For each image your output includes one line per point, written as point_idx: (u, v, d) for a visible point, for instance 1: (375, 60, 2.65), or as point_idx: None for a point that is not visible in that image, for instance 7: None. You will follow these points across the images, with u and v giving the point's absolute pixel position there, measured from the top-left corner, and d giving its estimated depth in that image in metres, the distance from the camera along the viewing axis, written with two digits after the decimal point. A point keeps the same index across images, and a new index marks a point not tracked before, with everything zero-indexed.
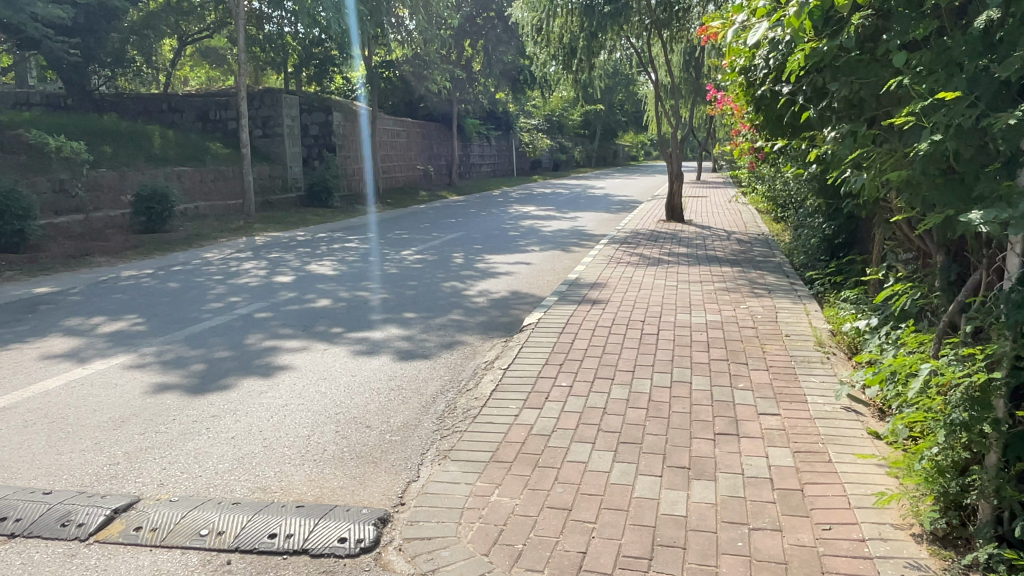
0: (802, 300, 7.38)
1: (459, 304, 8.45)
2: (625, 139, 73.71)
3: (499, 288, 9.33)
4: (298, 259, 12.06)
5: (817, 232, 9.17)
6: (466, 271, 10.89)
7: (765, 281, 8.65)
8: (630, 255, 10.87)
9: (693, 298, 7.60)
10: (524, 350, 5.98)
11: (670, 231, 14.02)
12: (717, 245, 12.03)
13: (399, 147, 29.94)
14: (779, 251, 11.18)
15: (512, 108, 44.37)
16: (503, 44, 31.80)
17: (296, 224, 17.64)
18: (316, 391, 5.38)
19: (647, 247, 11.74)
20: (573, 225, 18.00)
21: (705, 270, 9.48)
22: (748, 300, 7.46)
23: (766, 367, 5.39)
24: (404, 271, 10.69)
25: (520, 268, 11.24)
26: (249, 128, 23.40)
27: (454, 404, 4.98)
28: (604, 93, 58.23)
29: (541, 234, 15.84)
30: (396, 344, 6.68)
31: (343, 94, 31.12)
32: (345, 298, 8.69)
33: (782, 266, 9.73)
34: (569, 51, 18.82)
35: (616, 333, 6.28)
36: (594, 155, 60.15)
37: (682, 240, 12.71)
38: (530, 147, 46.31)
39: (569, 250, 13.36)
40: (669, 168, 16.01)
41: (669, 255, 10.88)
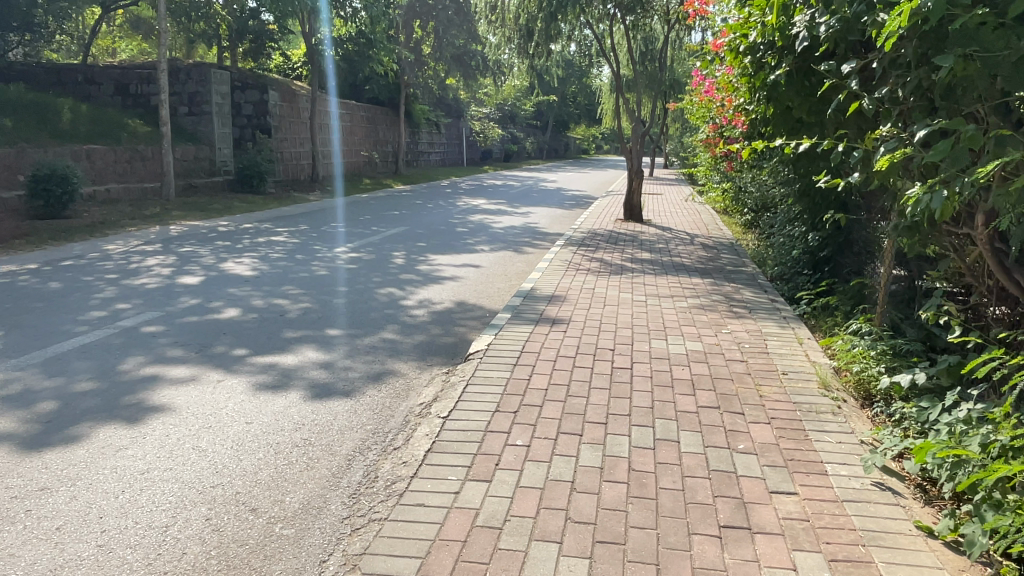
0: (790, 324, 6.40)
1: (394, 317, 7.22)
2: (577, 132, 73.01)
3: (442, 297, 8.13)
4: (215, 255, 10.63)
5: (798, 243, 8.25)
6: (406, 274, 9.65)
7: (743, 297, 7.67)
8: (591, 261, 9.81)
9: (667, 318, 6.55)
10: (469, 390, 4.79)
11: (630, 232, 13.04)
12: (682, 250, 11.09)
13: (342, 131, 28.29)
14: (749, 259, 10.30)
15: (463, 96, 43.00)
16: (455, 27, 30.43)
17: (221, 212, 16.05)
18: (193, 448, 4.12)
19: (608, 251, 10.72)
20: (525, 221, 16.89)
21: (674, 281, 8.47)
22: (730, 322, 6.45)
23: (768, 419, 4.35)
24: (334, 273, 9.39)
25: (467, 271, 10.06)
26: (174, 104, 21.50)
27: (374, 473, 3.78)
28: (557, 84, 57.34)
29: (491, 231, 14.69)
30: (311, 374, 5.43)
31: (284, 73, 29.28)
32: (258, 309, 7.38)
33: (758, 278, 8.81)
34: (524, 34, 17.72)
35: (582, 367, 5.16)
36: (545, 147, 59.20)
37: (643, 243, 11.74)
38: (481, 136, 45.02)
39: (522, 251, 12.27)
40: (630, 164, 15.07)
41: (632, 262, 9.87)
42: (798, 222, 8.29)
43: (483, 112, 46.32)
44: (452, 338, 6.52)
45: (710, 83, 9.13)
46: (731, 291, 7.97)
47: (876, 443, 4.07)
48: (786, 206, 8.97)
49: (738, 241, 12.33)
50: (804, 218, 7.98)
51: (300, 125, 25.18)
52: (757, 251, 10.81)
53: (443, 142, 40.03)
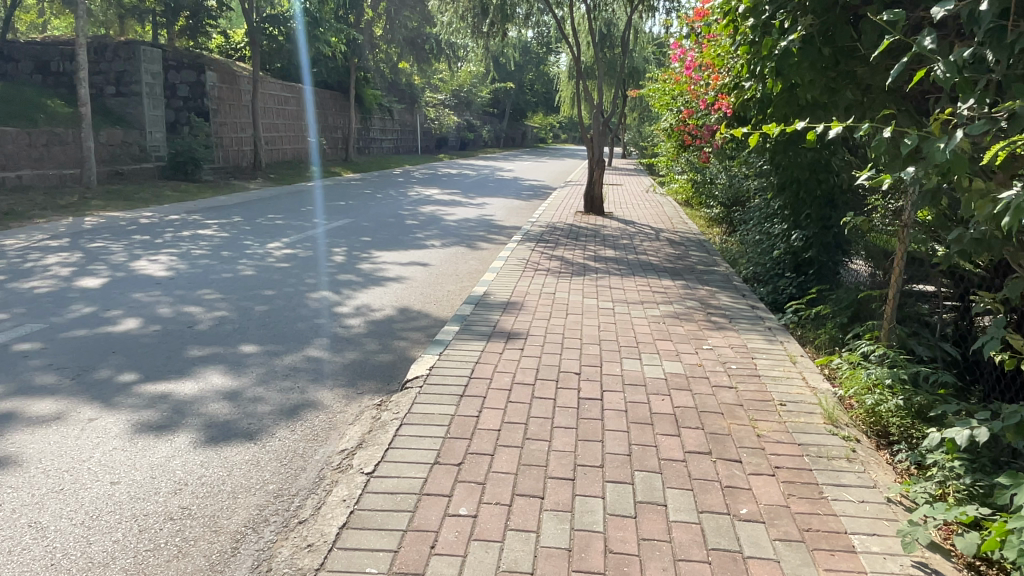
0: (778, 338, 5.62)
1: (324, 328, 6.22)
2: (534, 120, 72.22)
3: (383, 303, 7.15)
4: (129, 251, 9.45)
5: (777, 242, 7.52)
6: (345, 273, 8.65)
7: (720, 302, 6.89)
8: (551, 259, 8.94)
9: (638, 330, 5.71)
10: (404, 432, 3.85)
11: (591, 227, 12.25)
12: (647, 246, 10.33)
13: (288, 116, 26.83)
14: (720, 257, 9.57)
15: (418, 82, 41.69)
16: (408, 8, 29.23)
17: (148, 202, 14.72)
18: (28, 526, 3.11)
19: (568, 248, 9.88)
20: (480, 213, 15.95)
21: (643, 283, 7.65)
22: (709, 335, 5.65)
23: (772, 469, 3.53)
24: (262, 274, 8.31)
25: (413, 270, 9.08)
26: (100, 83, 19.89)
27: (266, 565, 2.82)
28: (513, 72, 56.38)
29: (443, 224, 13.72)
30: (209, 409, 4.41)
31: (226, 54, 27.68)
32: (163, 319, 6.32)
33: (732, 279, 8.06)
34: (478, 12, 16.74)
35: (542, 397, 4.27)
36: (502, 136, 58.25)
37: (605, 238, 10.96)
38: (436, 124, 43.79)
39: (476, 247, 11.35)
40: (592, 153, 14.24)
41: (595, 260, 9.03)
42: (778, 219, 7.53)
43: (438, 98, 45.01)
44: (389, 355, 5.55)
45: (686, 65, 8.32)
46: (707, 295, 7.17)
47: (905, 502, 3.29)
48: (762, 201, 8.23)
49: (705, 236, 11.64)
50: (787, 214, 7.22)
51: (241, 108, 23.71)
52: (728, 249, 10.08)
53: (396, 129, 38.72)
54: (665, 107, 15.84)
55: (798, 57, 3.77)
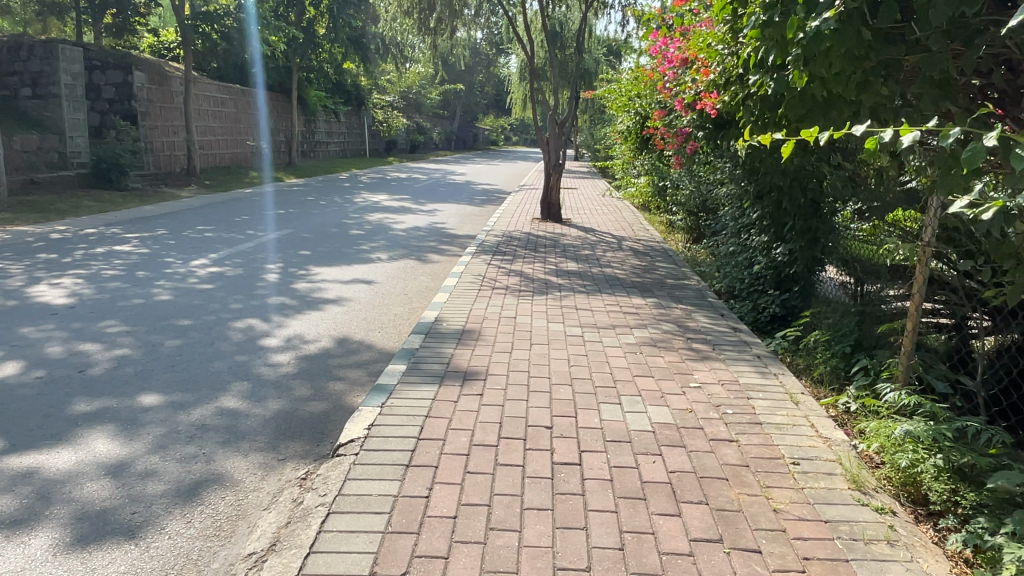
0: (773, 370, 4.92)
1: (245, 369, 5.28)
2: (485, 122, 71.58)
3: (318, 333, 6.23)
4: (28, 273, 8.33)
5: (754, 254, 6.86)
6: (278, 295, 7.71)
7: (698, 323, 6.20)
8: (509, 275, 8.13)
9: (614, 365, 4.93)
10: (332, 524, 2.98)
11: (550, 236, 11.51)
12: (611, 257, 9.64)
13: (225, 119, 25.42)
14: (688, 268, 8.93)
15: (365, 83, 40.49)
16: (352, 6, 28.12)
17: (64, 213, 13.43)
18: None
19: (527, 260, 9.12)
20: (430, 221, 15.06)
21: (612, 302, 6.90)
22: (695, 369, 4.90)
23: (801, 562, 2.78)
24: (179, 300, 7.30)
25: (356, 289, 8.16)
26: (13, 84, 18.33)
27: None
28: (462, 73, 55.61)
29: (391, 234, 12.82)
30: (83, 492, 3.49)
31: (158, 54, 26.19)
32: (50, 362, 5.32)
33: (706, 294, 7.40)
34: (425, 8, 15.87)
35: (508, 465, 3.45)
36: (453, 138, 57.31)
37: (565, 248, 10.24)
38: (384, 126, 42.60)
39: (425, 260, 10.46)
40: (548, 157, 13.51)
41: (556, 275, 8.26)
42: (756, 230, 6.86)
43: (386, 100, 43.89)
44: (321, 403, 4.66)
45: (657, 61, 7.63)
46: (685, 315, 6.44)
47: None
48: (735, 209, 7.59)
49: (669, 245, 11.02)
50: (767, 224, 6.57)
51: (174, 111, 22.31)
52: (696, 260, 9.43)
53: (342, 132, 37.46)
54: (624, 107, 15.21)
55: (832, 40, 3.08)
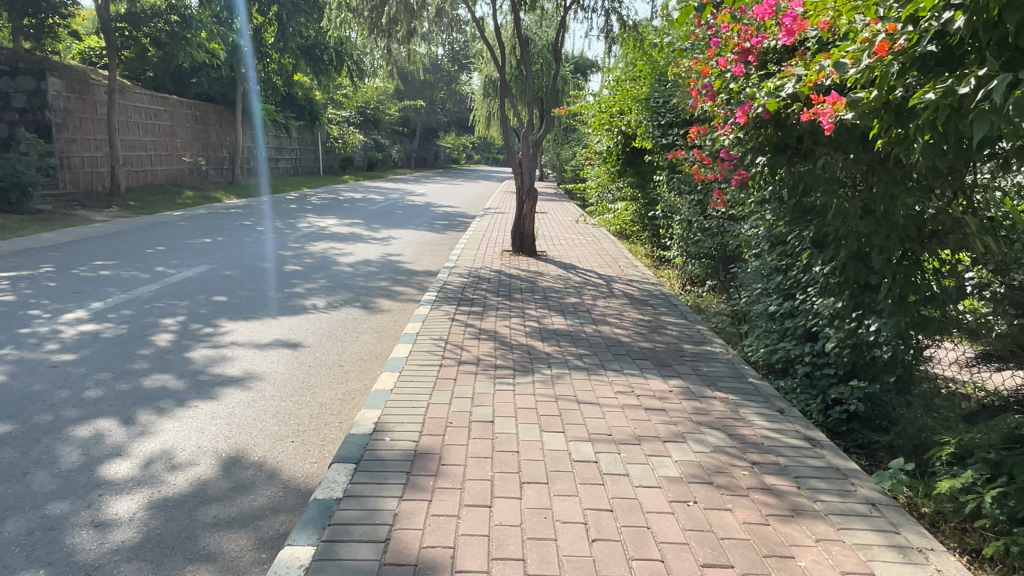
0: (915, 545, 3.05)
1: (50, 541, 3.22)
2: (445, 140, 69.94)
3: (197, 450, 4.18)
4: None
5: (814, 321, 5.03)
6: (162, 372, 5.63)
7: (757, 429, 4.33)
8: (481, 339, 6.20)
9: (662, 538, 2.99)
10: None
11: (525, 276, 9.61)
12: (603, 307, 7.76)
13: (159, 132, 23.06)
14: (702, 324, 7.13)
15: (319, 96, 38.29)
16: (303, 14, 25.99)
17: None
18: None
19: (500, 314, 7.19)
20: (383, 252, 13.04)
21: (623, 386, 5.00)
22: (794, 543, 3.01)
23: None
24: (14, 383, 5.17)
25: (276, 360, 6.10)
26: None
27: None
28: (421, 89, 53.77)
29: (335, 269, 10.79)
30: None
31: (87, 61, 24.06)
32: None
33: (743, 369, 5.57)
34: (376, 7, 13.87)
35: None
36: (413, 157, 55.37)
37: (545, 295, 8.33)
38: (340, 143, 40.33)
39: (373, 308, 8.46)
40: (520, 183, 11.61)
41: (540, 338, 6.34)
42: (816, 289, 5.05)
43: (343, 115, 41.70)
44: None
45: (688, 64, 5.73)
46: (734, 413, 4.58)
47: None
48: (774, 253, 5.76)
49: (667, 289, 9.24)
50: (839, 284, 4.71)
51: (97, 123, 19.93)
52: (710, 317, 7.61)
53: (292, 148, 35.15)
54: (606, 127, 13.50)
55: None
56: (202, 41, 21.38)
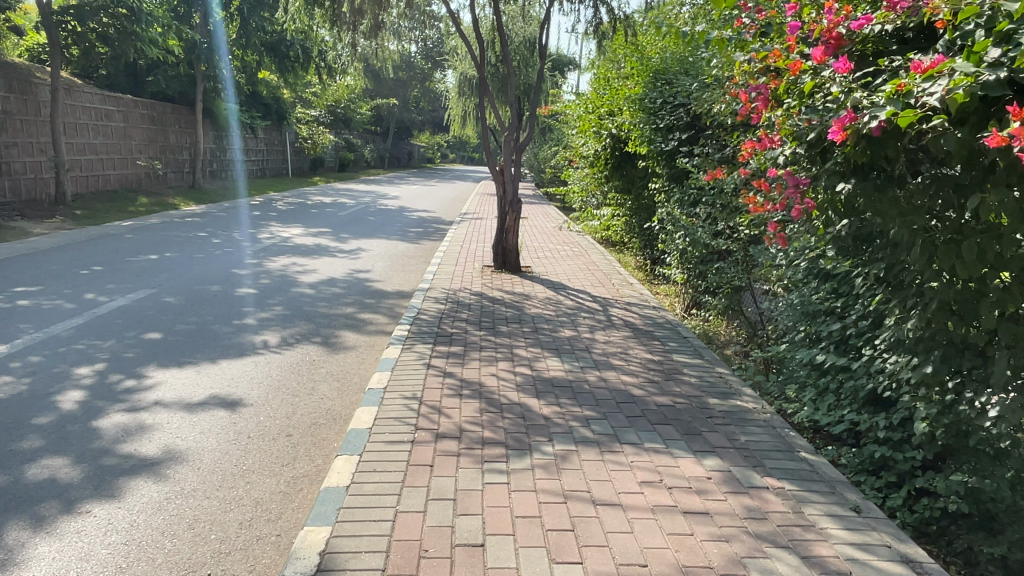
0: None
1: None
2: (420, 139, 68.67)
3: None
4: None
5: (887, 384, 3.98)
6: (54, 454, 4.40)
7: (836, 545, 3.24)
8: (464, 397, 5.04)
9: None
10: None
11: (510, 301, 8.48)
12: (605, 344, 6.65)
13: (111, 134, 21.51)
14: (723, 365, 6.06)
15: (286, 95, 36.74)
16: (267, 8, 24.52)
17: None
18: None
19: (485, 358, 6.04)
20: (351, 268, 11.81)
21: (648, 473, 3.89)
22: None
23: None
24: None
25: (207, 428, 4.89)
26: None
27: None
28: (393, 87, 52.31)
29: (294, 292, 9.55)
30: None
31: (33, 59, 22.44)
32: None
33: (790, 437, 4.51)
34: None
35: None
36: (386, 157, 53.90)
37: (536, 327, 7.21)
38: (309, 143, 38.78)
39: (335, 345, 7.24)
40: (502, 193, 10.46)
41: (535, 393, 5.19)
42: (888, 343, 4.00)
43: (312, 114, 40.15)
44: None
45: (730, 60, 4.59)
46: (800, 517, 3.49)
47: None
48: (824, 288, 4.70)
49: (671, 315, 8.18)
50: (926, 343, 3.66)
51: (40, 125, 18.38)
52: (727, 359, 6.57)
53: (259, 149, 33.61)
54: (595, 128, 12.42)
55: None
56: (155, 36, 19.86)
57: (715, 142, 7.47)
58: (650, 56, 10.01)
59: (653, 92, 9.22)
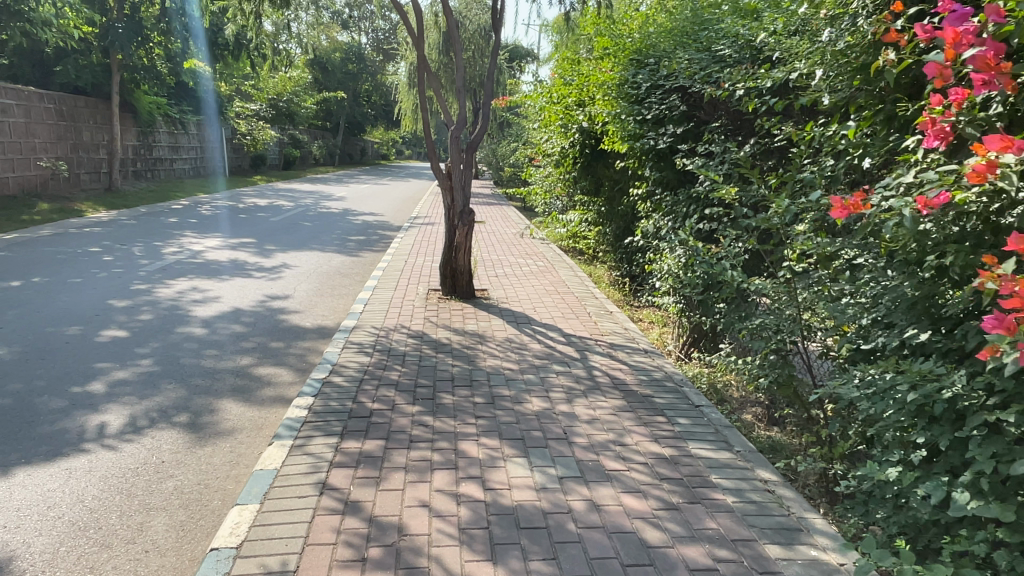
0: None
1: None
2: (373, 136, 66.13)
3: None
4: None
5: None
6: None
7: None
8: (370, 567, 3.00)
9: None
10: None
11: (457, 348, 6.42)
12: (588, 425, 4.64)
13: (9, 131, 18.71)
14: (762, 463, 4.14)
15: (221, 88, 33.93)
16: None
17: None
18: None
19: (410, 465, 3.97)
20: (265, 293, 9.61)
21: None
22: None
23: None
24: None
25: None
26: None
27: None
28: (341, 79, 49.59)
29: (179, 335, 7.35)
30: None
31: None
32: None
33: None
34: None
35: None
36: (335, 153, 51.23)
37: (491, 397, 5.16)
38: (249, 139, 36.03)
39: (205, 427, 5.06)
40: (450, 202, 8.45)
41: (489, 550, 3.15)
42: None
43: (252, 108, 37.31)
44: None
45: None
46: None
47: None
48: (972, 387, 2.87)
49: (668, 363, 6.24)
50: None
51: None
52: (763, 446, 4.66)
53: (192, 147, 30.84)
54: (559, 120, 10.59)
55: None
56: (50, 18, 17.06)
57: (726, 136, 5.60)
58: (627, 33, 8.17)
59: (632, 72, 7.44)
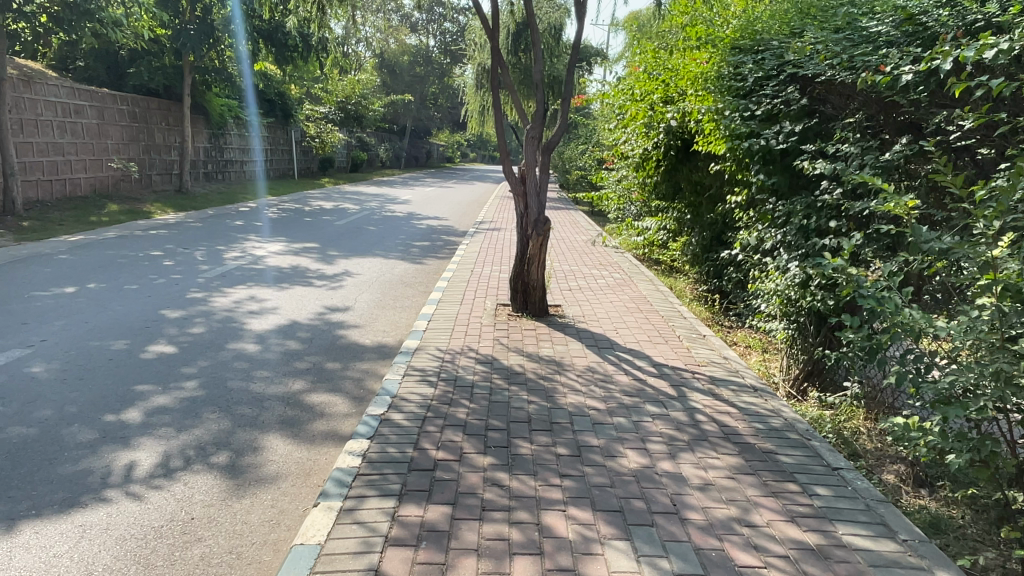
0: None
1: None
2: (439, 138, 66.12)
3: None
4: None
5: None
6: None
7: None
8: None
9: None
10: None
11: (533, 379, 5.57)
12: (701, 493, 3.72)
13: (82, 132, 18.92)
14: (945, 564, 3.14)
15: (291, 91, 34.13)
16: None
17: None
18: None
19: (482, 549, 3.14)
20: (324, 304, 9.00)
21: None
22: None
23: None
24: None
25: None
26: None
27: None
28: (409, 82, 49.49)
29: (229, 352, 6.75)
30: None
31: None
32: None
33: None
34: None
35: None
36: (402, 156, 51.22)
37: (577, 447, 4.29)
38: (318, 142, 36.16)
39: (244, 471, 4.37)
40: (524, 209, 7.65)
41: None
42: None
43: (322, 111, 37.45)
44: None
45: None
46: None
47: None
48: None
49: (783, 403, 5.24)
50: None
51: None
52: (929, 529, 3.66)
53: (262, 149, 31.06)
54: (642, 120, 9.68)
55: None
56: (122, 19, 17.06)
57: (866, 133, 4.63)
58: (727, 18, 7.25)
59: (733, 58, 6.50)
